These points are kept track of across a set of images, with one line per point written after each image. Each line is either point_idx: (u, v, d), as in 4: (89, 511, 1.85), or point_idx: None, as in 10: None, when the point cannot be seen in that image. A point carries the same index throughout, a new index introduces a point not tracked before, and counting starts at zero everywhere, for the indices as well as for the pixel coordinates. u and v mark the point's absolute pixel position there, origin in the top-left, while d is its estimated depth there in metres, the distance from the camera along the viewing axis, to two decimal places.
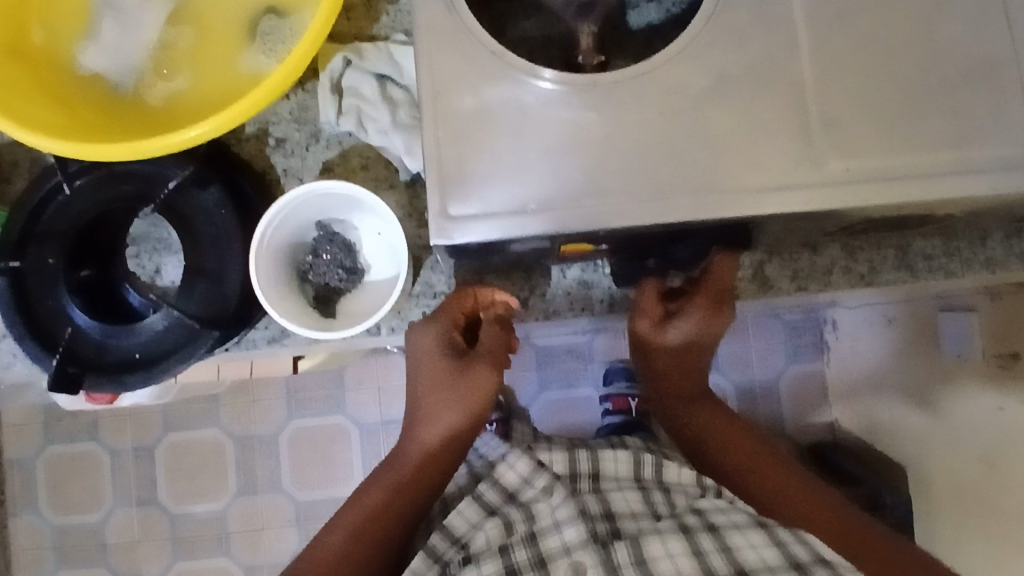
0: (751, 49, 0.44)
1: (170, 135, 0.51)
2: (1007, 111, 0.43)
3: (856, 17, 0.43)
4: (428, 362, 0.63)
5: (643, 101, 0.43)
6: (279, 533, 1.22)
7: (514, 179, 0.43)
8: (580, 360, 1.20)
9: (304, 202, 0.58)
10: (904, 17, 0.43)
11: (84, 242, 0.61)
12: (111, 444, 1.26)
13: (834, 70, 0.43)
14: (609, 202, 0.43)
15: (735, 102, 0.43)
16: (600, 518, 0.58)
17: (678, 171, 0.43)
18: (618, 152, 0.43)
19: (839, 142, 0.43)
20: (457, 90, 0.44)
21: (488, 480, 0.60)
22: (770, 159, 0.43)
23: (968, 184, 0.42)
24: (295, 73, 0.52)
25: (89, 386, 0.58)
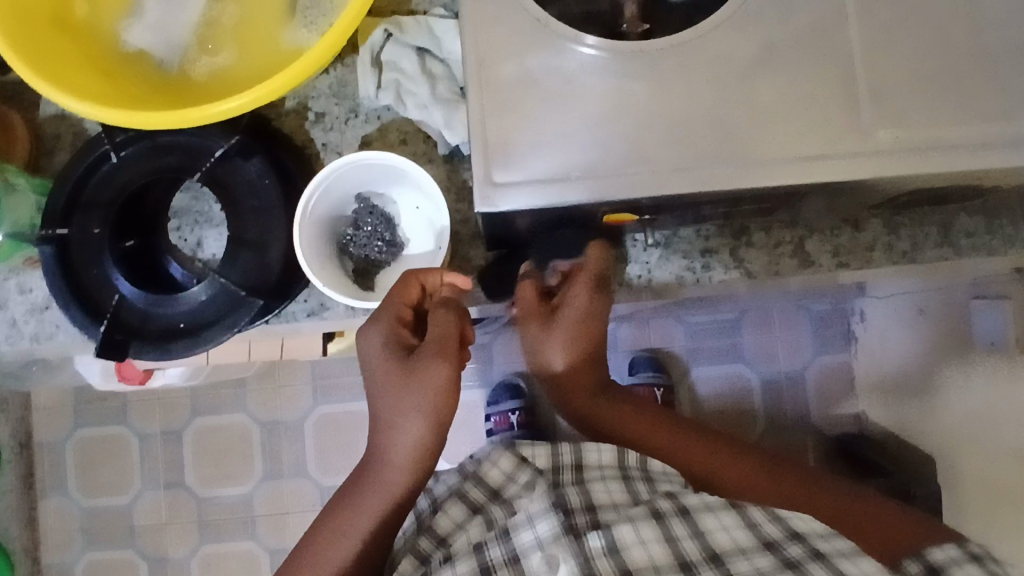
0: (798, 16, 0.43)
1: (215, 104, 0.51)
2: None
3: None
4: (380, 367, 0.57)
5: (686, 68, 0.43)
6: (303, 518, 1.24)
7: (558, 146, 0.43)
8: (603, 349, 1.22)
9: (342, 175, 0.58)
10: None
11: (128, 212, 0.62)
12: (140, 427, 1.28)
13: (881, 37, 0.43)
14: (652, 171, 0.43)
15: (780, 70, 0.43)
16: (578, 511, 0.54)
17: (722, 139, 0.43)
18: (663, 119, 0.43)
19: (887, 110, 0.42)
20: (502, 57, 0.44)
21: (475, 481, 0.62)
22: (815, 127, 0.42)
23: (1016, 156, 0.42)
24: (338, 45, 0.52)
25: (134, 354, 0.59)
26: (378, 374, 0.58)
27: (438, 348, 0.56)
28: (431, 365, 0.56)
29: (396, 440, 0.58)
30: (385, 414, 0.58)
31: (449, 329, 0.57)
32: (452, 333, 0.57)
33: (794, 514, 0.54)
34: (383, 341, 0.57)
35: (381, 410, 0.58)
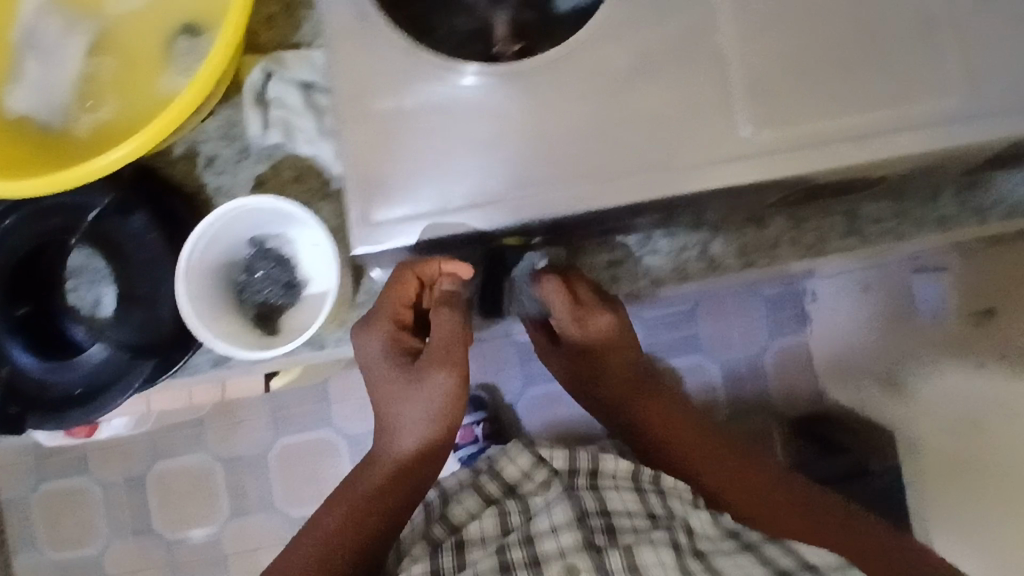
0: (678, 20, 0.48)
1: (92, 162, 0.51)
2: (931, 71, 0.47)
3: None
4: (382, 368, 0.62)
5: (540, 86, 0.48)
6: (273, 552, 1.22)
7: (439, 175, 0.49)
8: None
9: (229, 221, 0.59)
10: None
11: (21, 277, 0.65)
12: (101, 477, 1.24)
13: (765, 41, 0.47)
14: (535, 189, 0.48)
15: (659, 78, 0.48)
16: (594, 515, 0.62)
17: (617, 148, 0.48)
18: (545, 138, 0.48)
19: (773, 105, 0.47)
20: (381, 92, 0.49)
21: (490, 475, 0.71)
22: (703, 130, 0.47)
23: (909, 141, 0.47)
24: (205, 94, 0.52)
25: (32, 425, 0.62)
26: (381, 375, 0.62)
27: (442, 358, 0.60)
28: (436, 373, 0.60)
29: (405, 432, 0.62)
30: (389, 411, 0.63)
31: (452, 336, 0.61)
32: (452, 336, 0.61)
33: (811, 549, 0.57)
34: (382, 346, 0.61)
35: (385, 407, 0.63)
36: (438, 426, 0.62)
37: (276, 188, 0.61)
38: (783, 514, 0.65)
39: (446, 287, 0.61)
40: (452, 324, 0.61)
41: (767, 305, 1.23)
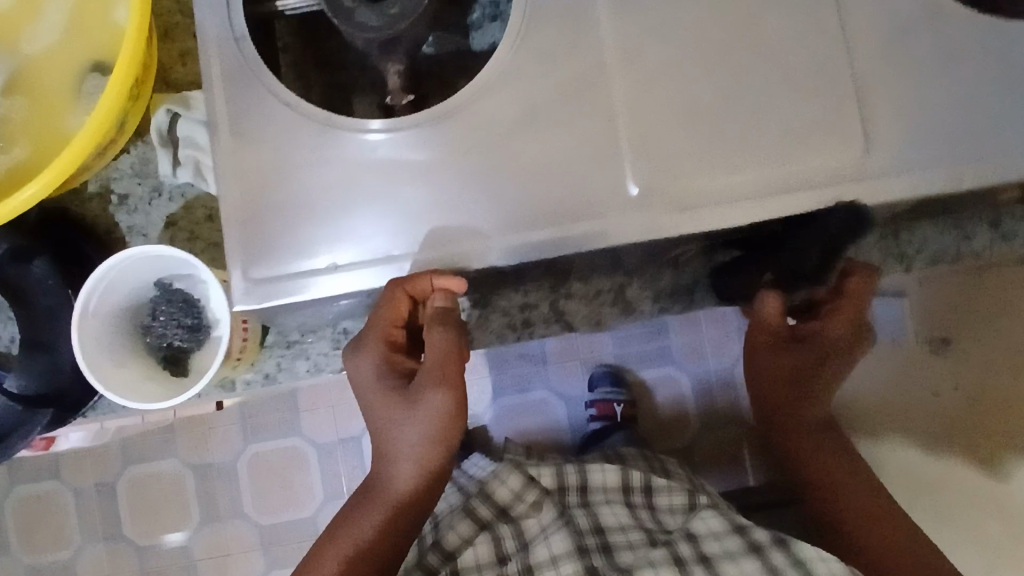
0: (560, 84, 0.64)
1: (13, 199, 0.66)
2: (787, 140, 0.64)
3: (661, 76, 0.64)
4: (379, 390, 0.79)
5: (437, 147, 0.64)
6: (245, 559, 1.23)
7: (324, 222, 0.64)
8: (532, 363, 1.27)
9: (122, 270, 0.77)
10: (707, 76, 0.64)
11: None
12: (73, 482, 1.23)
13: (649, 116, 0.64)
14: (416, 228, 0.64)
15: (538, 136, 0.64)
16: (589, 534, 0.84)
17: (505, 194, 0.64)
18: (426, 186, 0.64)
19: (649, 163, 0.63)
20: (276, 150, 0.65)
21: (483, 500, 0.89)
22: (592, 181, 0.64)
23: (794, 198, 0.64)
24: (91, 141, 0.69)
25: None
26: (380, 391, 0.79)
27: (435, 378, 0.77)
28: (429, 392, 0.77)
29: (404, 442, 0.79)
30: (390, 431, 0.79)
31: (444, 353, 0.78)
32: (442, 354, 0.77)
33: (805, 548, 0.79)
34: (376, 364, 0.79)
35: (384, 427, 0.79)
36: (436, 433, 0.79)
37: (183, 227, 0.83)
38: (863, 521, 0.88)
39: (438, 301, 0.75)
40: (442, 342, 0.77)
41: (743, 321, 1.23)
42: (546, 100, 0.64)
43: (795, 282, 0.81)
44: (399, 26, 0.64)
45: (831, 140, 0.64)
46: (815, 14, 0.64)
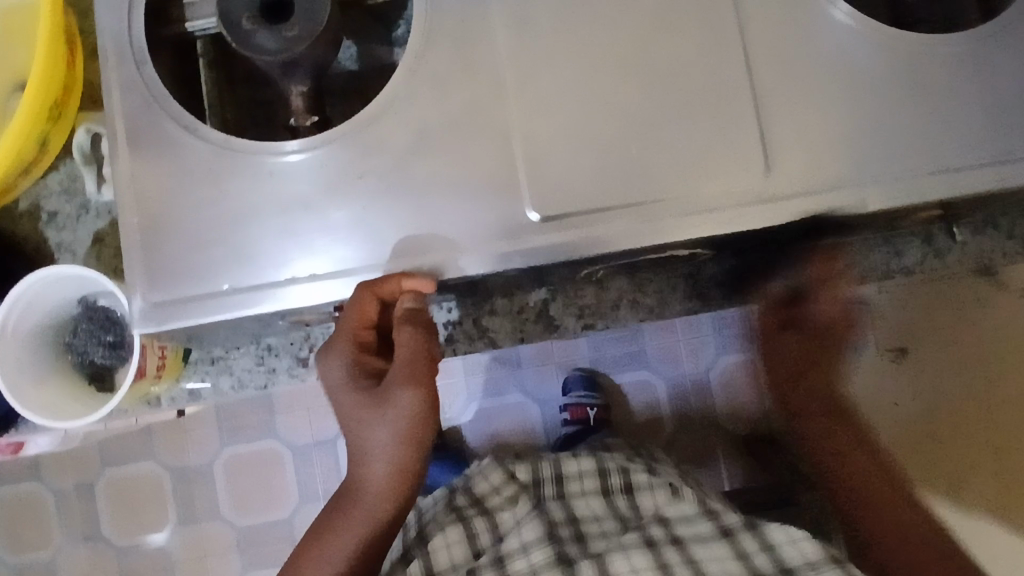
0: (459, 96, 0.86)
1: None
2: (658, 157, 0.84)
3: (551, 96, 0.86)
4: (348, 398, 0.89)
5: (352, 179, 0.86)
6: (222, 560, 1.23)
7: (233, 250, 0.86)
8: (510, 367, 1.39)
9: (40, 301, 1.12)
10: (584, 96, 0.86)
11: None
12: (53, 482, 1.23)
13: (536, 131, 0.85)
14: (324, 249, 0.86)
15: (436, 156, 0.86)
16: (560, 525, 0.94)
17: (418, 204, 0.86)
18: (330, 220, 0.86)
19: (545, 181, 0.85)
20: (190, 188, 0.87)
21: (466, 492, 1.00)
22: (490, 197, 0.85)
23: (708, 215, 0.84)
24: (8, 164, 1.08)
25: None
26: (350, 394, 0.89)
27: (404, 380, 0.86)
28: (400, 394, 0.86)
29: (374, 443, 0.88)
30: (360, 432, 0.88)
31: (413, 357, 0.88)
32: (407, 353, 0.88)
33: (788, 547, 0.91)
34: (344, 367, 0.90)
35: (353, 425, 0.89)
36: (409, 434, 0.88)
37: (105, 243, 1.20)
38: (864, 510, 1.08)
39: (407, 304, 0.86)
40: (410, 345, 0.88)
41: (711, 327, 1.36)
42: (486, 123, 0.86)
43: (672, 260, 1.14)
44: (295, 47, 0.88)
45: (729, 153, 0.84)
46: (696, 38, 0.85)
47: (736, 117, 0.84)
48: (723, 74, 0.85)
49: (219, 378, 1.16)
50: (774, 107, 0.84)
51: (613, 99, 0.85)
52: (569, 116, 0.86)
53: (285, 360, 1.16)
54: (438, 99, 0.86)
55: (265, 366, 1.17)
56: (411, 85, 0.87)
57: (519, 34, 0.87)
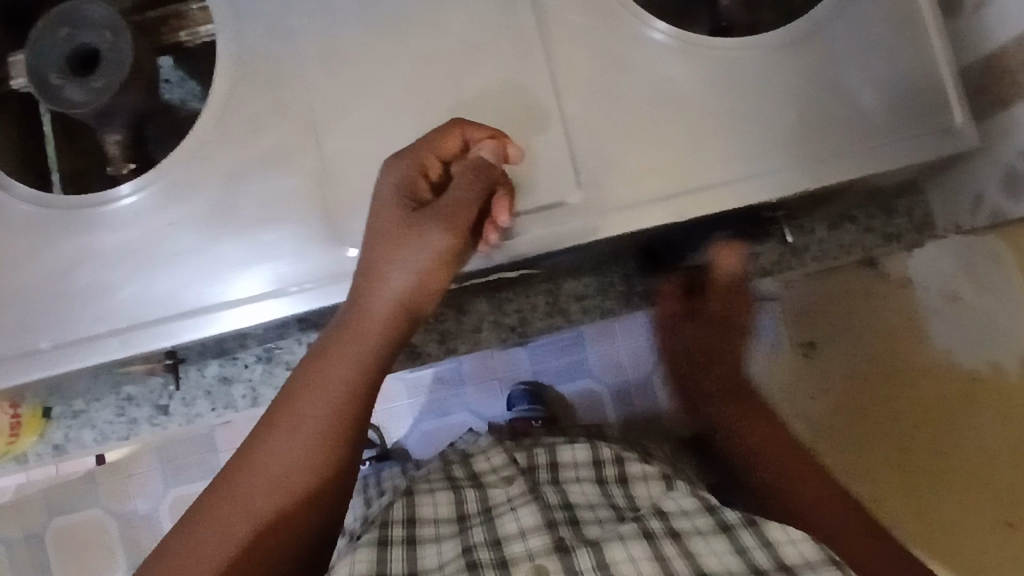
0: (286, 122, 0.65)
1: None
2: (681, 132, 0.65)
3: (428, 74, 0.65)
4: (382, 212, 0.57)
5: (200, 188, 0.65)
6: None
7: (49, 302, 0.65)
8: (450, 386, 1.00)
9: None
10: (431, 85, 0.64)
11: None
12: None
13: (349, 123, 0.64)
14: (169, 281, 0.65)
15: (270, 173, 0.65)
16: (558, 509, 0.60)
17: (324, 206, 0.64)
18: (179, 232, 0.65)
19: (345, 185, 0.64)
20: (27, 218, 0.66)
21: (464, 463, 0.69)
22: (338, 205, 0.64)
23: (742, 188, 0.65)
24: None
25: None
26: (383, 218, 0.57)
27: (438, 212, 0.55)
28: (429, 230, 0.55)
29: (383, 287, 0.55)
30: (375, 260, 0.56)
31: (468, 198, 0.57)
32: (462, 202, 0.56)
33: (785, 539, 0.54)
34: (394, 183, 0.58)
35: (370, 254, 0.56)
36: (416, 289, 0.56)
37: None
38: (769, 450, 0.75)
39: (489, 147, 0.60)
40: (470, 187, 0.57)
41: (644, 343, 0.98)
42: (334, 122, 0.64)
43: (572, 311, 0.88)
44: (105, 99, 0.65)
45: (711, 123, 0.65)
46: (601, 13, 0.66)
47: (741, 83, 0.65)
48: (631, 51, 0.65)
49: (75, 430, 0.82)
50: (704, 96, 0.65)
51: (484, 98, 0.64)
52: (416, 119, 0.64)
53: (146, 409, 0.82)
54: (250, 123, 0.65)
55: (128, 417, 0.82)
56: (222, 132, 0.65)
57: (328, 61, 0.65)
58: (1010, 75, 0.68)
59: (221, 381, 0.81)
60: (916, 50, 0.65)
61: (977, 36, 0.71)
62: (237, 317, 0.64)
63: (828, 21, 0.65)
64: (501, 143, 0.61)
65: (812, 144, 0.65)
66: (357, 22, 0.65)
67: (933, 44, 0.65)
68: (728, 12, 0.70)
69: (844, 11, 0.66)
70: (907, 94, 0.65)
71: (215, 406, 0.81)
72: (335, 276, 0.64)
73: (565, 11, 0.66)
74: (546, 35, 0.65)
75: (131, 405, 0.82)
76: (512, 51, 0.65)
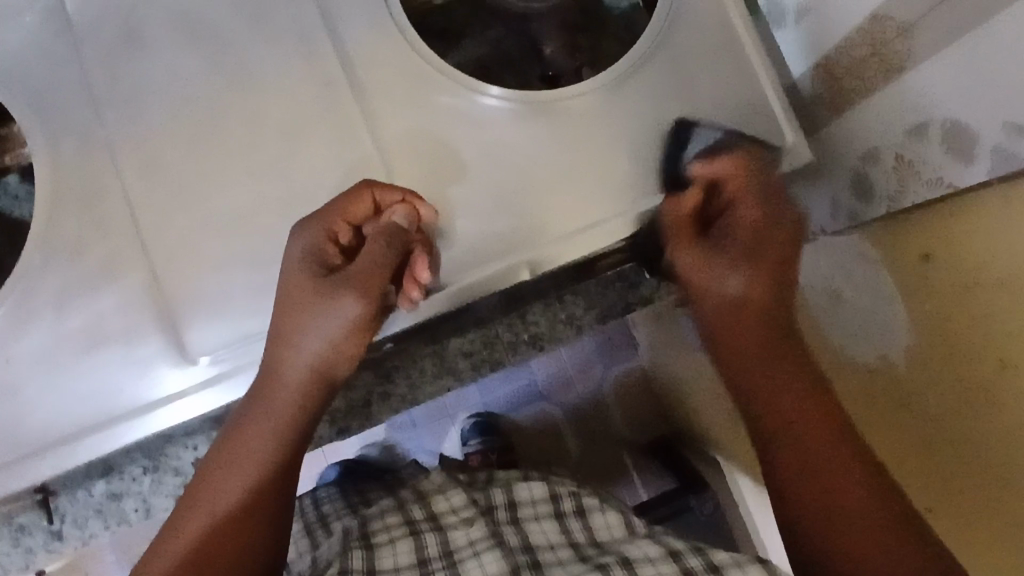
0: (114, 237, 0.64)
1: None
2: (521, 188, 0.65)
3: (252, 166, 0.64)
4: (292, 279, 0.56)
5: (38, 317, 0.63)
6: None
7: None
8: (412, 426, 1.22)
9: None
10: (258, 178, 0.64)
11: None
12: None
13: (184, 230, 0.63)
14: (21, 417, 0.63)
15: (111, 291, 0.63)
16: (518, 552, 0.57)
17: (172, 316, 0.63)
18: (26, 365, 0.63)
19: (188, 291, 0.63)
20: None
21: (421, 505, 0.65)
22: (187, 312, 0.63)
23: (597, 234, 0.64)
24: None
25: None
26: (293, 284, 0.56)
27: (350, 279, 0.56)
28: (340, 300, 0.55)
29: (296, 354, 0.56)
30: (285, 328, 0.56)
31: (381, 261, 0.56)
32: (376, 271, 0.56)
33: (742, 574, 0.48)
34: (306, 251, 0.56)
35: (281, 323, 0.56)
36: (331, 355, 0.56)
37: None
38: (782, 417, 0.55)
39: (400, 215, 0.59)
40: (384, 254, 0.57)
41: (569, 362, 1.27)
42: (166, 229, 0.63)
43: (461, 370, 0.80)
44: None
45: (550, 173, 0.65)
46: (418, 81, 0.65)
47: (572, 131, 0.66)
48: (453, 114, 0.65)
49: None
50: (539, 150, 0.65)
51: (316, 184, 0.64)
52: (251, 213, 0.64)
53: (40, 536, 0.76)
54: (80, 245, 0.64)
55: (21, 545, 0.77)
56: (51, 256, 0.64)
57: (148, 170, 0.64)
58: (837, 81, 0.69)
59: (110, 497, 0.76)
60: (740, 74, 0.66)
61: (803, 47, 0.72)
62: (96, 445, 0.63)
63: (643, 62, 0.66)
64: (416, 201, 0.60)
65: (654, 181, 0.65)
66: (177, 126, 0.64)
67: (750, 64, 0.66)
68: (554, 59, 0.74)
69: (657, 46, 0.67)
70: (734, 118, 0.66)
71: (108, 523, 0.76)
72: (193, 386, 0.63)
73: (385, 83, 0.65)
74: (371, 109, 0.65)
75: (25, 534, 0.76)
76: (335, 135, 0.65)
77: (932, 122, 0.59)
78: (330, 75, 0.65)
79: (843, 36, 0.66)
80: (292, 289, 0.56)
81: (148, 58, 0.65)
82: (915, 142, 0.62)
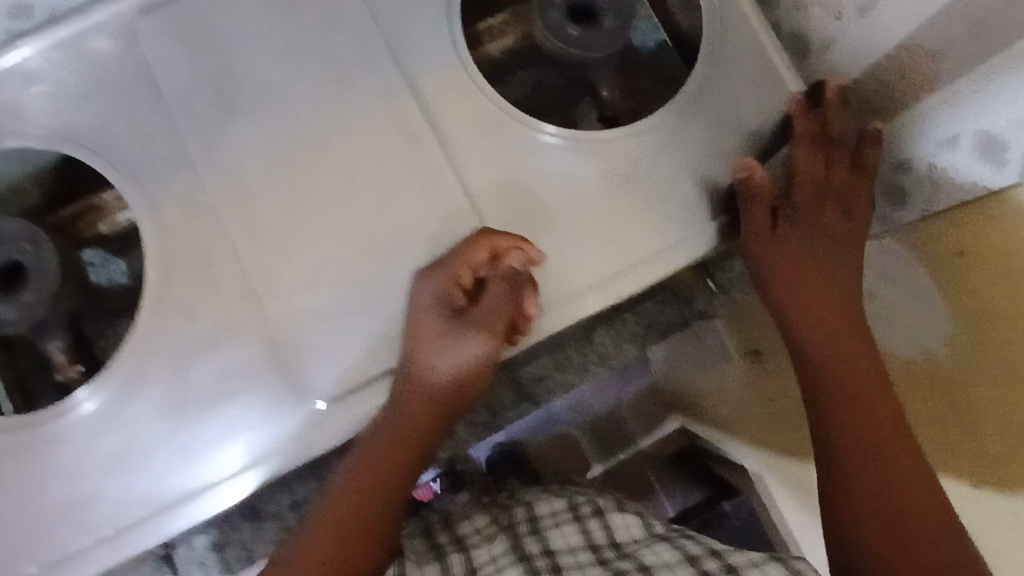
0: (223, 296, 0.67)
1: None
2: (601, 219, 0.70)
3: (350, 218, 0.68)
4: (423, 323, 0.65)
5: (153, 378, 0.66)
6: None
7: (27, 521, 0.65)
8: None
9: None
10: (357, 228, 0.68)
11: None
12: None
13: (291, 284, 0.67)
14: (145, 475, 0.65)
15: (224, 347, 0.66)
16: (538, 558, 0.64)
17: (286, 365, 0.66)
18: (146, 425, 0.66)
19: (299, 341, 0.66)
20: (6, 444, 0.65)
21: (448, 529, 0.75)
22: (301, 360, 0.66)
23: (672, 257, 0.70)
24: None
25: None
26: (427, 325, 0.65)
27: (475, 322, 0.68)
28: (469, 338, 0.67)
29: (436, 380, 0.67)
30: (425, 362, 0.66)
31: (501, 304, 0.66)
32: (501, 311, 0.66)
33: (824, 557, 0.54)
34: (436, 296, 0.65)
35: (420, 358, 0.66)
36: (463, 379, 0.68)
37: None
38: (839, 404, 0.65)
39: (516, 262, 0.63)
40: (503, 296, 0.66)
41: None
42: (271, 284, 0.67)
43: None
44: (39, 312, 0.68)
45: (625, 204, 0.71)
46: (495, 128, 0.71)
47: (640, 164, 0.71)
48: (531, 157, 0.71)
49: None
50: (612, 183, 0.71)
51: (411, 230, 0.68)
52: (353, 262, 0.68)
53: None
54: (191, 306, 0.67)
55: None
56: (163, 318, 0.67)
57: (250, 230, 0.68)
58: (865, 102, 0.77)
59: (213, 549, 0.80)
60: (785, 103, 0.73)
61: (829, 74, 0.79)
62: (220, 497, 0.65)
63: (698, 98, 0.73)
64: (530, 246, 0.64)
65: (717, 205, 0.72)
66: (274, 186, 0.68)
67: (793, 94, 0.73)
68: (611, 103, 0.79)
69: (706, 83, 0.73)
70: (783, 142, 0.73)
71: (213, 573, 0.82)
72: (313, 430, 0.66)
73: (465, 133, 0.70)
74: (453, 159, 0.70)
75: None
76: (424, 183, 0.69)
77: (963, 133, 0.67)
78: (414, 129, 0.70)
79: (869, 64, 0.73)
80: (428, 330, 0.65)
81: (239, 124, 0.69)
82: (947, 150, 0.70)
